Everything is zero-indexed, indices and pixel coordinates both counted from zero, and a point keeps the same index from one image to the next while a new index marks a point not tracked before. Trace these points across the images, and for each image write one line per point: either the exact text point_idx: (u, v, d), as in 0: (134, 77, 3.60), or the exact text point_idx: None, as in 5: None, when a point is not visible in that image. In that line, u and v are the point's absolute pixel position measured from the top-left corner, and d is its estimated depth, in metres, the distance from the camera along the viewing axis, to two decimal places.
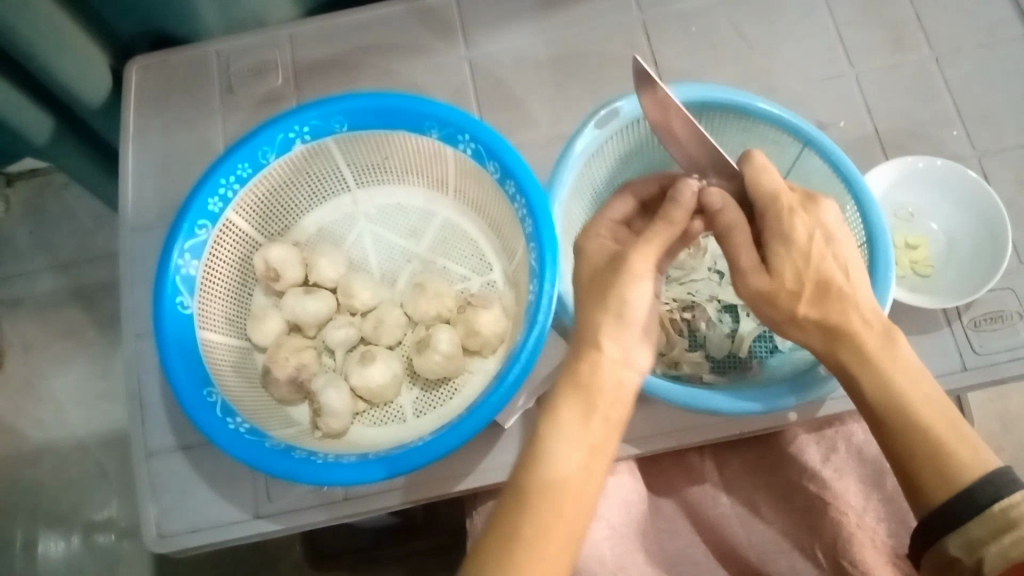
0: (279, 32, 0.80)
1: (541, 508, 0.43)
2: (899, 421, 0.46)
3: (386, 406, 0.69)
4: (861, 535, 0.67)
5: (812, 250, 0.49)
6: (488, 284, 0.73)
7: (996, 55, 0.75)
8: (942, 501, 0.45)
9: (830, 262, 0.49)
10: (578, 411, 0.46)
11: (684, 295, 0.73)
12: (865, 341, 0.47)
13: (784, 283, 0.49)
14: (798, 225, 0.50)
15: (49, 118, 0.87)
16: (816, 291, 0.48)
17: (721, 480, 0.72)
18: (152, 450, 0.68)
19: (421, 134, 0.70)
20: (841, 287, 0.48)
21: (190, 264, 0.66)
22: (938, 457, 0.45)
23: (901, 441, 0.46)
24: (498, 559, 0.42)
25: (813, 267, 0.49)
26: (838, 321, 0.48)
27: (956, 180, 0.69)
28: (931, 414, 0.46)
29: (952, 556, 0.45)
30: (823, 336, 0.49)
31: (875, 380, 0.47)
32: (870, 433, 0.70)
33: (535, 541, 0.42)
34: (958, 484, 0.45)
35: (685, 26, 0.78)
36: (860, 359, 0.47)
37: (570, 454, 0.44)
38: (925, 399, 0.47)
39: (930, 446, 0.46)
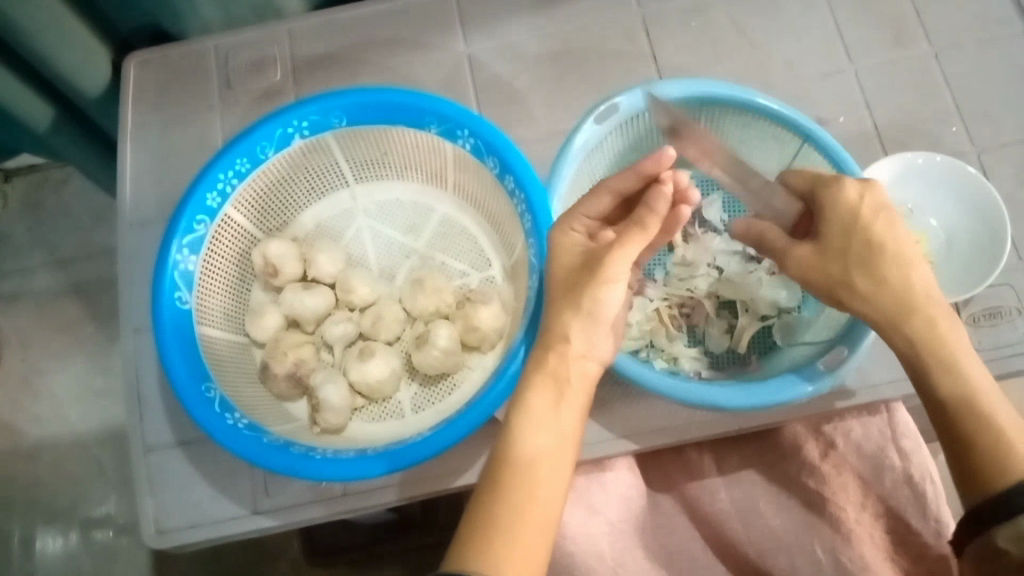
0: (278, 27, 0.80)
1: (513, 494, 0.45)
2: (963, 405, 0.49)
3: (385, 402, 0.69)
4: (860, 532, 0.67)
5: (862, 222, 0.53)
6: (487, 279, 0.72)
7: (996, 50, 0.75)
8: (999, 489, 0.47)
9: (884, 235, 0.53)
10: (548, 397, 0.48)
11: (681, 291, 0.72)
12: (934, 324, 0.51)
13: (829, 251, 0.54)
14: (848, 193, 0.54)
15: (50, 106, 0.87)
16: (868, 262, 0.52)
17: (720, 476, 0.71)
18: (151, 446, 0.68)
19: (420, 129, 0.69)
20: (908, 272, 0.52)
21: (189, 259, 0.66)
22: (998, 444, 0.48)
23: (963, 425, 0.49)
24: (473, 538, 0.44)
25: (862, 234, 0.53)
26: (905, 302, 0.51)
27: (954, 176, 0.69)
28: (992, 401, 0.49)
29: (1001, 548, 0.46)
30: (893, 313, 0.52)
31: (942, 359, 0.50)
32: (869, 428, 0.69)
33: (506, 520, 0.44)
34: (1015, 474, 0.47)
35: (685, 21, 0.78)
36: (928, 343, 0.50)
37: (539, 433, 0.47)
38: (986, 387, 0.50)
39: (990, 433, 0.48)
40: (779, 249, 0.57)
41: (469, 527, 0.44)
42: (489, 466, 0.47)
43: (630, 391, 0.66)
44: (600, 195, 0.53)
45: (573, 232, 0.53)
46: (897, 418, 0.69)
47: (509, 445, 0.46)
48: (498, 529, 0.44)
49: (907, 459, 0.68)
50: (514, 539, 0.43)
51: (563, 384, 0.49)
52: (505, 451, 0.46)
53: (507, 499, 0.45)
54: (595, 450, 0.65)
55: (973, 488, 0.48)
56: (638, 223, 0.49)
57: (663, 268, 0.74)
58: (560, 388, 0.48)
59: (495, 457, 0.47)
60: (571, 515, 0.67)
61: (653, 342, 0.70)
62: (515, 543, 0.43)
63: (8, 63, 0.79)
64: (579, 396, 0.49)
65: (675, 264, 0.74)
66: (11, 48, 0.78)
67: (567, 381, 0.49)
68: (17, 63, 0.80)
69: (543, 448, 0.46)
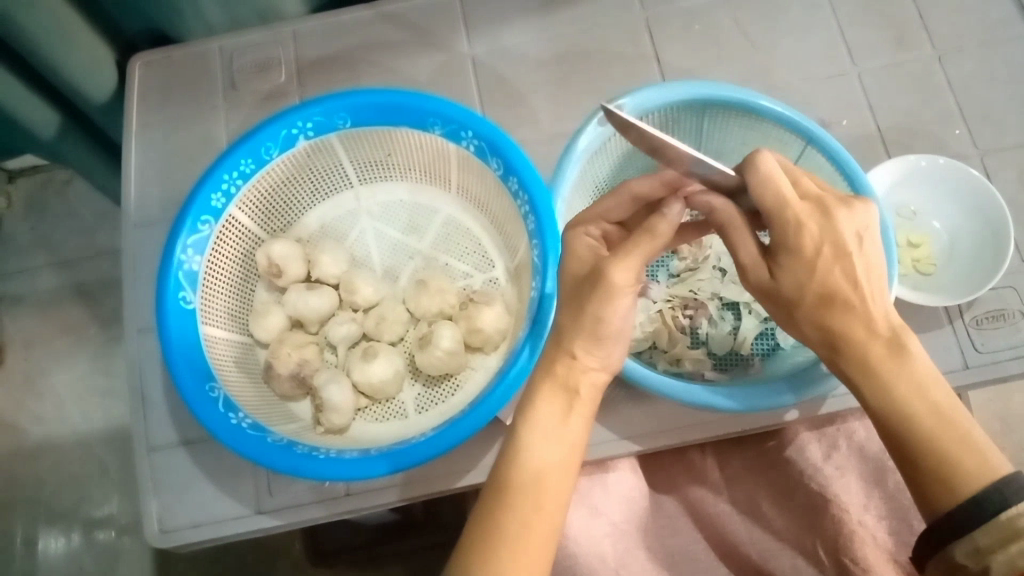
0: (282, 28, 0.80)
1: (518, 509, 0.45)
2: (900, 434, 0.45)
3: (388, 403, 0.69)
4: (863, 533, 0.66)
5: (818, 260, 0.45)
6: (490, 281, 0.73)
7: (998, 54, 0.76)
8: (948, 510, 0.43)
9: (837, 272, 0.45)
10: (555, 408, 0.48)
11: (685, 293, 0.73)
12: (861, 347, 0.45)
13: (783, 288, 0.46)
14: (807, 234, 0.45)
15: (54, 112, 0.87)
16: (816, 303, 0.45)
17: (722, 478, 0.72)
18: (155, 445, 0.68)
19: (425, 131, 0.70)
20: (841, 296, 0.45)
21: (193, 259, 0.66)
22: (940, 472, 0.44)
23: (904, 447, 0.45)
24: (477, 551, 0.44)
25: (819, 277, 0.45)
26: (836, 326, 0.45)
27: (957, 178, 0.69)
28: (932, 421, 0.44)
29: (958, 564, 0.43)
30: (824, 341, 0.46)
31: (870, 390, 0.45)
32: (872, 432, 0.71)
33: (512, 533, 0.44)
34: (959, 494, 0.43)
35: (687, 24, 0.78)
36: (862, 369, 0.45)
37: (546, 447, 0.46)
38: (926, 407, 0.44)
39: (935, 453, 0.44)
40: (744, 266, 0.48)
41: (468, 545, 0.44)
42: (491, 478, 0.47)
43: (631, 393, 0.66)
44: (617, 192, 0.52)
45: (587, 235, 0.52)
46: None
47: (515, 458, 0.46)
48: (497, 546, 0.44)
49: None
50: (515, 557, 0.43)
51: (574, 394, 0.48)
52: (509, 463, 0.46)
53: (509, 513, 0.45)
54: (597, 451, 0.66)
55: (927, 509, 0.45)
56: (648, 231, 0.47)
57: (666, 269, 0.75)
58: (569, 396, 0.48)
59: (499, 468, 0.47)
60: (573, 515, 0.67)
61: (656, 343, 0.70)
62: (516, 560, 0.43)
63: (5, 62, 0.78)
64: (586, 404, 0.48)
65: (679, 265, 0.74)
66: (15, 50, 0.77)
67: (578, 392, 0.48)
68: (18, 63, 0.80)
69: (548, 462, 0.46)
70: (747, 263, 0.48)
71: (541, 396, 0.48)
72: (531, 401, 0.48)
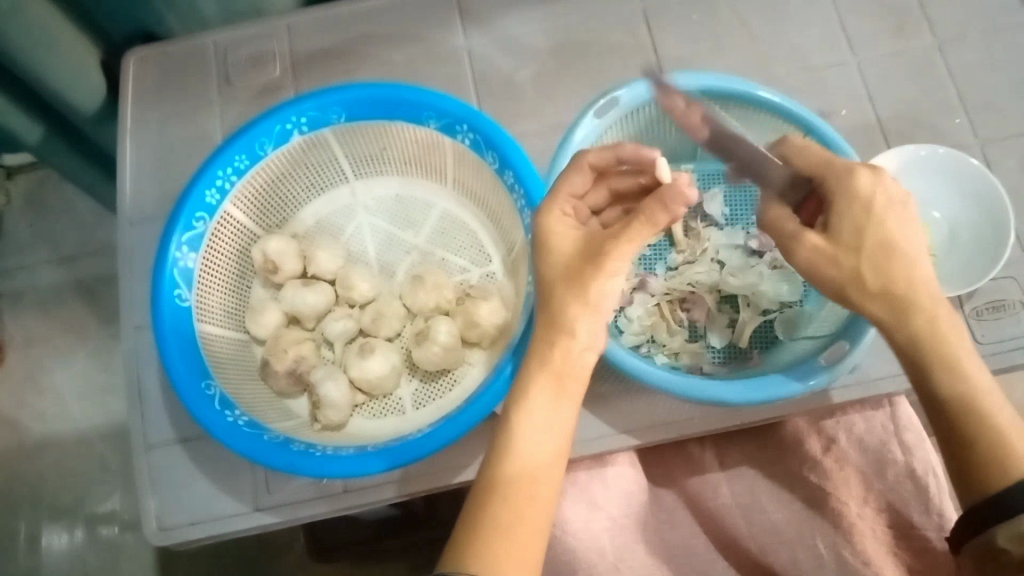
0: (276, 22, 0.79)
1: (507, 507, 0.44)
2: (960, 404, 0.46)
3: (386, 399, 0.69)
4: (862, 526, 0.67)
5: (874, 206, 0.49)
6: (487, 275, 0.72)
7: (999, 41, 0.75)
8: (998, 490, 0.45)
9: (890, 218, 0.49)
10: (547, 392, 0.47)
11: (683, 285, 0.72)
12: (933, 319, 0.47)
13: (842, 237, 0.49)
14: (863, 180, 0.50)
15: (40, 122, 0.87)
16: (871, 257, 0.48)
17: (721, 470, 0.71)
18: (152, 443, 0.68)
19: (419, 125, 0.69)
20: (910, 271, 0.48)
21: (188, 256, 0.66)
22: (997, 446, 0.45)
23: (959, 422, 0.46)
24: (472, 543, 0.44)
25: (873, 225, 0.49)
26: (905, 298, 0.47)
27: (956, 167, 0.68)
28: (989, 397, 0.46)
29: (999, 547, 0.44)
30: (888, 305, 0.48)
31: (938, 357, 0.47)
32: (871, 422, 0.70)
33: (507, 525, 0.44)
34: (1013, 475, 0.44)
35: (685, 14, 0.77)
36: (929, 338, 0.47)
37: (530, 437, 0.46)
38: (985, 383, 0.47)
39: (993, 431, 0.45)
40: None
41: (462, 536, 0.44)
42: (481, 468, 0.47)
43: (633, 388, 0.66)
44: (581, 170, 0.52)
45: (563, 214, 0.51)
46: (899, 412, 0.70)
47: (501, 446, 0.46)
48: (488, 537, 0.44)
49: (909, 453, 0.69)
50: (507, 546, 0.43)
51: (565, 378, 0.47)
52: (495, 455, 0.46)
53: (499, 502, 0.45)
54: (594, 445, 0.65)
55: (967, 492, 0.46)
56: (648, 216, 0.47)
57: (664, 262, 0.74)
58: (562, 380, 0.47)
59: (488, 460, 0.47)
60: (572, 509, 0.67)
61: (654, 336, 0.69)
62: (508, 553, 0.43)
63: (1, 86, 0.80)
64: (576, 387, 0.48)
65: (677, 258, 0.73)
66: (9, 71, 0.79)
67: (569, 376, 0.47)
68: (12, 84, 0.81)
69: (536, 451, 0.46)
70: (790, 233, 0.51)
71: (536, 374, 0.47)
72: (522, 384, 0.47)
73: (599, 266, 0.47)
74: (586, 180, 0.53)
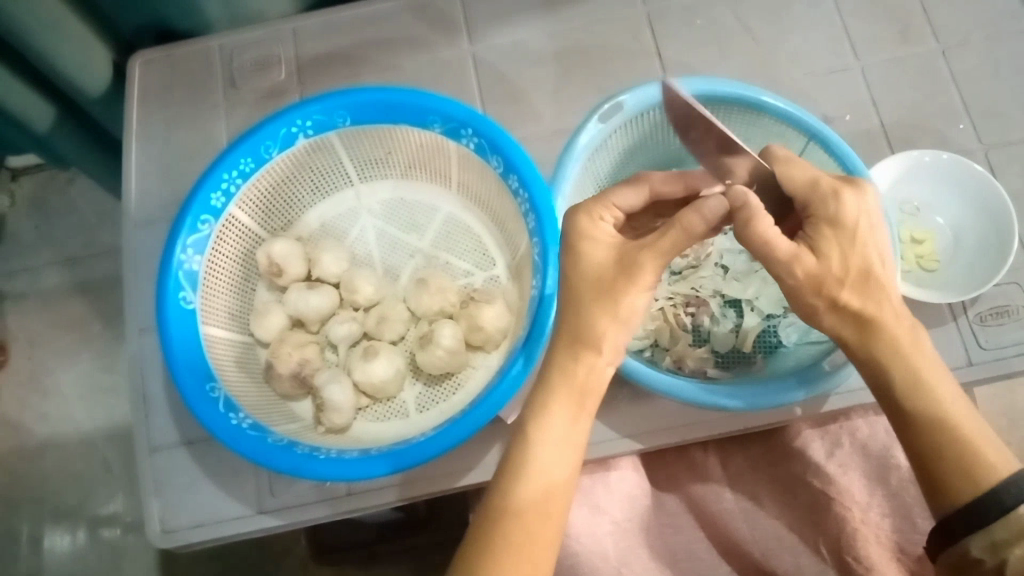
0: (282, 26, 0.80)
1: (519, 519, 0.45)
2: (930, 420, 0.47)
3: (390, 402, 0.69)
4: (866, 531, 0.66)
5: (856, 233, 0.48)
6: (491, 279, 0.72)
7: (1003, 47, 0.75)
8: (971, 499, 0.46)
9: (872, 247, 0.48)
10: (566, 411, 0.47)
11: (687, 290, 0.72)
12: (890, 338, 0.47)
13: (832, 266, 0.47)
14: (848, 205, 0.49)
15: (49, 105, 0.88)
16: (856, 284, 0.47)
17: (724, 475, 0.71)
18: (156, 445, 0.68)
19: (425, 129, 0.69)
20: (864, 288, 0.48)
21: (193, 259, 0.66)
22: (968, 458, 0.46)
23: (931, 438, 0.47)
24: (485, 551, 0.44)
25: (856, 254, 0.48)
26: (872, 318, 0.47)
27: (961, 173, 0.68)
28: (957, 409, 0.47)
29: (974, 557, 0.46)
30: (855, 325, 0.48)
31: (904, 374, 0.47)
32: (875, 428, 0.70)
33: (519, 536, 0.44)
34: (983, 484, 0.46)
35: (689, 19, 0.77)
36: (892, 357, 0.47)
37: (547, 451, 0.46)
38: (951, 395, 0.47)
39: (960, 443, 0.46)
40: (780, 259, 0.48)
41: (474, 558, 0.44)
42: (492, 486, 0.47)
43: (635, 392, 0.66)
44: (637, 190, 0.52)
45: (602, 220, 0.50)
46: None
47: (518, 457, 0.46)
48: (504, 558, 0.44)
49: None
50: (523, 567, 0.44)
51: (586, 397, 0.48)
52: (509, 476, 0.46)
53: (513, 523, 0.45)
54: (597, 449, 0.65)
55: (937, 506, 0.47)
56: (684, 227, 0.46)
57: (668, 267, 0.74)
58: (579, 398, 0.47)
59: (502, 470, 0.47)
60: (575, 514, 0.67)
61: (658, 341, 0.69)
62: (520, 563, 0.44)
63: (6, 64, 0.80)
64: (588, 407, 0.48)
65: (680, 262, 0.73)
66: (15, 51, 0.79)
67: (589, 392, 0.47)
68: (18, 65, 0.81)
69: (552, 465, 0.46)
70: (786, 254, 0.48)
71: (555, 391, 0.47)
72: (539, 403, 0.47)
73: (631, 279, 0.47)
74: (637, 199, 0.52)
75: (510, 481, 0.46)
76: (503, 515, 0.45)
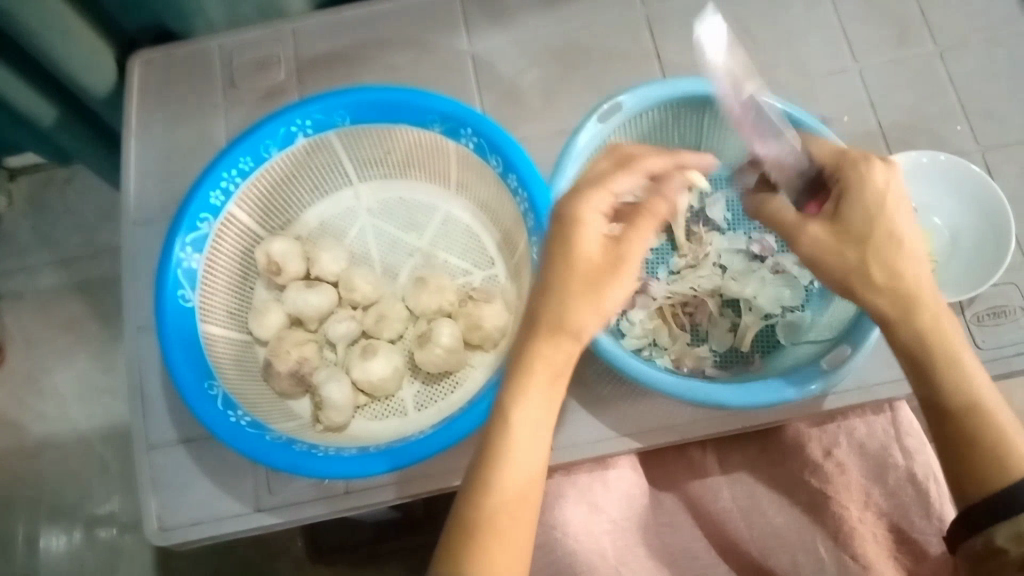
0: (282, 26, 0.80)
1: (495, 510, 0.45)
2: (963, 404, 0.49)
3: (388, 401, 0.69)
4: (863, 530, 0.67)
5: (887, 206, 0.52)
6: (490, 279, 0.72)
7: (1000, 49, 0.75)
8: (998, 488, 0.47)
9: (902, 223, 0.52)
10: (539, 392, 0.47)
11: (685, 290, 0.71)
12: (934, 325, 0.50)
13: (852, 227, 0.51)
14: (877, 175, 0.52)
15: (50, 104, 0.88)
16: (873, 251, 0.51)
17: (722, 473, 0.71)
18: (154, 443, 0.68)
19: (424, 128, 0.69)
20: (903, 274, 0.51)
21: (192, 257, 0.66)
22: (997, 443, 0.48)
23: (963, 421, 0.49)
24: (466, 545, 0.45)
25: (886, 223, 0.51)
26: (911, 295, 0.51)
27: (958, 174, 0.69)
28: (990, 398, 0.49)
29: (998, 546, 0.46)
30: (896, 304, 0.51)
31: (944, 357, 0.50)
32: (873, 427, 0.70)
33: (497, 528, 0.45)
34: (1012, 474, 0.47)
35: (688, 20, 0.77)
36: (930, 339, 0.50)
37: (519, 437, 0.46)
38: (985, 383, 0.50)
39: (993, 430, 0.48)
40: (789, 224, 0.54)
41: (458, 551, 0.45)
42: (470, 476, 0.47)
43: (633, 391, 0.66)
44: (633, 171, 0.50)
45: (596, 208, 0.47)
46: (900, 417, 0.71)
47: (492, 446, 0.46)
48: (484, 551, 0.44)
49: (910, 457, 0.69)
50: (505, 560, 0.45)
51: (559, 378, 0.47)
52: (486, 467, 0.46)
53: (491, 514, 0.45)
54: (595, 448, 0.65)
55: (961, 494, 0.49)
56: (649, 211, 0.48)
57: (666, 266, 0.74)
58: (553, 378, 0.47)
59: (478, 459, 0.47)
60: (573, 513, 0.67)
61: (656, 340, 0.69)
62: (503, 553, 0.45)
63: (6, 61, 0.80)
64: (562, 388, 0.48)
65: (679, 262, 0.73)
66: (15, 50, 0.80)
67: (562, 373, 0.47)
68: (20, 61, 0.81)
69: (526, 450, 0.46)
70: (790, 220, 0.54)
71: (529, 377, 0.46)
72: (515, 389, 0.47)
73: (617, 273, 0.47)
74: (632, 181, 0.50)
75: (488, 472, 0.46)
76: (482, 511, 0.45)
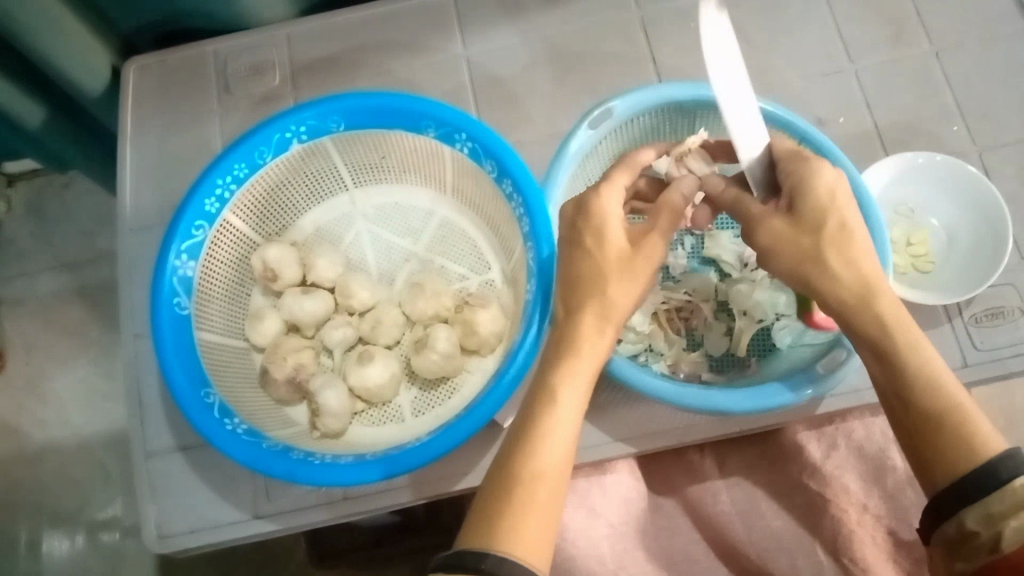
0: (276, 31, 0.80)
1: (515, 498, 0.44)
2: (927, 392, 0.46)
3: (384, 406, 0.69)
4: (861, 533, 0.67)
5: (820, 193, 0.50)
6: (487, 283, 0.72)
7: (996, 50, 0.75)
8: (951, 478, 0.44)
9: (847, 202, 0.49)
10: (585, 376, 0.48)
11: (680, 295, 0.72)
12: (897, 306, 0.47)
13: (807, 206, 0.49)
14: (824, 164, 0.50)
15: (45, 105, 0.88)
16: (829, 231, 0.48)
17: (721, 477, 0.71)
18: (153, 451, 0.68)
19: (418, 133, 0.69)
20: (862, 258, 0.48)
21: (187, 265, 0.66)
22: (961, 440, 0.44)
23: (928, 416, 0.46)
24: (483, 534, 0.43)
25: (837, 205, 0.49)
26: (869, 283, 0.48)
27: (954, 174, 0.68)
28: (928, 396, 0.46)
29: (969, 530, 0.43)
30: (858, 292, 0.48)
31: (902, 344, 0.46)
32: (871, 429, 0.70)
33: (519, 511, 0.43)
34: (982, 455, 0.44)
35: (682, 23, 0.77)
36: (890, 324, 0.47)
37: (556, 435, 0.46)
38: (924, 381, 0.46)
39: (953, 426, 0.45)
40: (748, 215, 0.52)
41: (491, 526, 0.43)
42: (505, 459, 0.46)
43: (628, 395, 0.66)
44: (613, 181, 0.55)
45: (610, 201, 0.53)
46: None
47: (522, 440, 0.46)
48: (520, 512, 0.43)
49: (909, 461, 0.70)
50: (532, 539, 0.43)
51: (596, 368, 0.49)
52: (530, 438, 0.45)
53: (521, 500, 0.44)
54: (594, 453, 0.65)
55: (928, 483, 0.45)
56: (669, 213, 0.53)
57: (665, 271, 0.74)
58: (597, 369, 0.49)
59: (499, 468, 0.46)
60: (572, 517, 0.68)
61: (652, 345, 0.69)
62: (526, 532, 0.43)
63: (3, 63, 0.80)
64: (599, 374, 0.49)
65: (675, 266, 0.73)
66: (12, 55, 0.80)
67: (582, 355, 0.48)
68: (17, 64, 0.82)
69: (564, 438, 0.46)
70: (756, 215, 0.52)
71: (576, 360, 0.48)
72: (564, 366, 0.47)
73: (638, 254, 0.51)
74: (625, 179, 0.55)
75: (528, 445, 0.45)
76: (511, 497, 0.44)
